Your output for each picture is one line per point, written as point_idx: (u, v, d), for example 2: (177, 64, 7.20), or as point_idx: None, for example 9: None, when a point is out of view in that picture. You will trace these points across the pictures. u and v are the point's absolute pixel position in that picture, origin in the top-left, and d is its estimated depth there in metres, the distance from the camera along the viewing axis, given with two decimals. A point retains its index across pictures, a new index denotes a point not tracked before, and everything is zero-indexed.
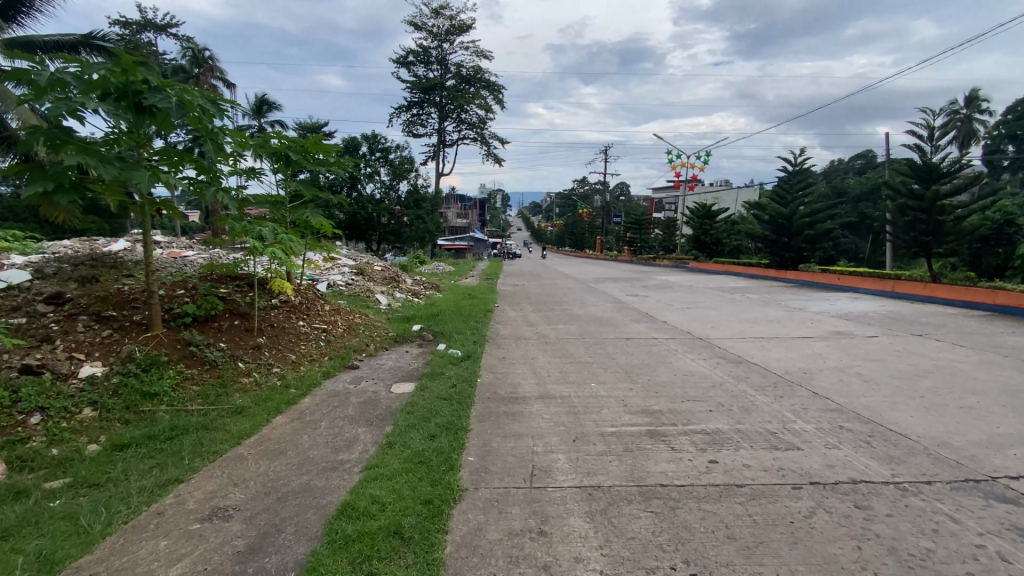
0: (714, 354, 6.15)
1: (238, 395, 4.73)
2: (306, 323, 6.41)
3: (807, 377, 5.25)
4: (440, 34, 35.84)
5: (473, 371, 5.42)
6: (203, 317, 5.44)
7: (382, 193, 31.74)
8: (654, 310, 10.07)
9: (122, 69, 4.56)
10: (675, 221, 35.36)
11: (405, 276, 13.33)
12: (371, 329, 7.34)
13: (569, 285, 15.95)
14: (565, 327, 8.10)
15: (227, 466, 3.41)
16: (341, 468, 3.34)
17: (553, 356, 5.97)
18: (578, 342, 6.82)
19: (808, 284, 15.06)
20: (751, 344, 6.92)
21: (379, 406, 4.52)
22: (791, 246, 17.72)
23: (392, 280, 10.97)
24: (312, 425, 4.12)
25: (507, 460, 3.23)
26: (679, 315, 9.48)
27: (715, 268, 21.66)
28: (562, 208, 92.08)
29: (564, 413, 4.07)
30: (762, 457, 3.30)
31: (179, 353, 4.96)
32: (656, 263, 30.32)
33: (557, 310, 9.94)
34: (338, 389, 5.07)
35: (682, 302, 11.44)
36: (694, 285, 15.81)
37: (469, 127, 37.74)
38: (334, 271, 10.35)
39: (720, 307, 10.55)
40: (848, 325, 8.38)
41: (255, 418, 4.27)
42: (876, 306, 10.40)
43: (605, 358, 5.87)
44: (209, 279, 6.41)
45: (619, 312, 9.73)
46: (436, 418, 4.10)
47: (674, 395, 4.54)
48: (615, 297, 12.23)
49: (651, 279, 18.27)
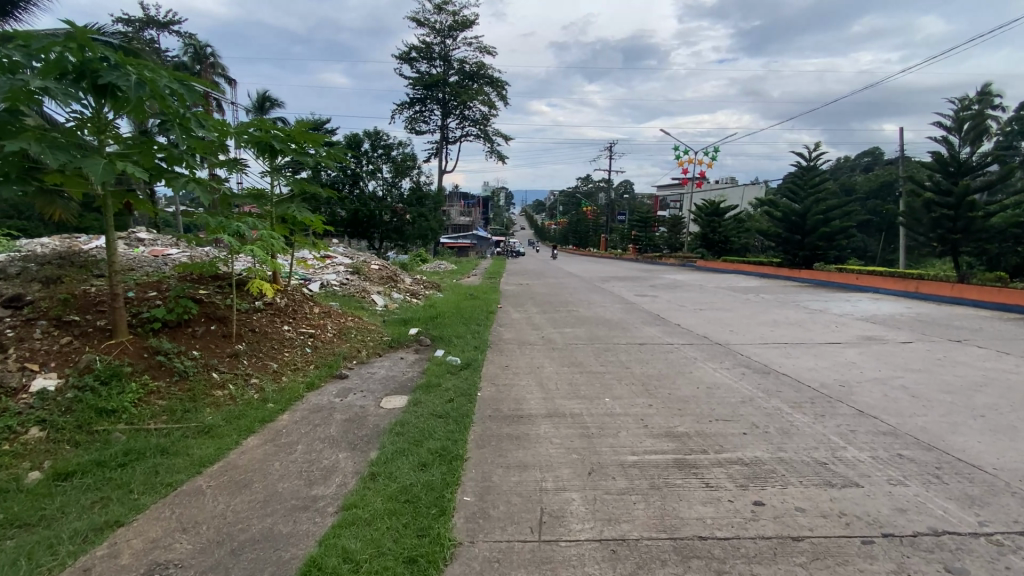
0: (738, 363, 5.61)
1: (208, 412, 4.20)
2: (291, 328, 5.88)
3: (846, 391, 4.71)
4: (443, 30, 35.28)
5: (472, 383, 4.87)
6: (175, 322, 4.91)
7: (384, 190, 31.24)
8: (666, 312, 9.50)
9: (78, 46, 3.92)
10: (682, 219, 34.74)
11: (405, 274, 12.79)
12: (363, 333, 6.81)
13: (575, 284, 15.41)
14: (572, 331, 7.57)
15: (180, 504, 2.89)
16: (313, 508, 2.81)
17: (561, 365, 5.44)
18: (587, 348, 6.29)
19: (824, 284, 14.45)
20: (777, 351, 6.37)
21: (366, 425, 4.00)
22: (804, 244, 17.07)
23: (390, 280, 10.44)
24: (287, 450, 3.59)
25: (510, 501, 2.69)
26: (693, 317, 8.91)
27: (725, 267, 21.05)
28: (566, 206, 91.36)
29: (576, 435, 3.53)
30: (816, 499, 2.76)
31: (145, 363, 4.42)
32: (662, 261, 29.67)
33: (563, 312, 9.40)
34: (322, 403, 4.54)
35: (694, 303, 10.88)
36: (705, 284, 15.23)
37: (473, 124, 37.18)
38: (328, 271, 9.82)
39: (736, 309, 9.97)
40: (878, 330, 7.80)
41: (223, 440, 3.74)
42: (903, 309, 9.80)
43: (619, 368, 5.33)
44: (187, 280, 5.88)
45: (629, 314, 9.18)
46: (429, 441, 3.56)
47: (701, 414, 3.99)
48: (623, 297, 11.66)
49: (659, 278, 17.69)
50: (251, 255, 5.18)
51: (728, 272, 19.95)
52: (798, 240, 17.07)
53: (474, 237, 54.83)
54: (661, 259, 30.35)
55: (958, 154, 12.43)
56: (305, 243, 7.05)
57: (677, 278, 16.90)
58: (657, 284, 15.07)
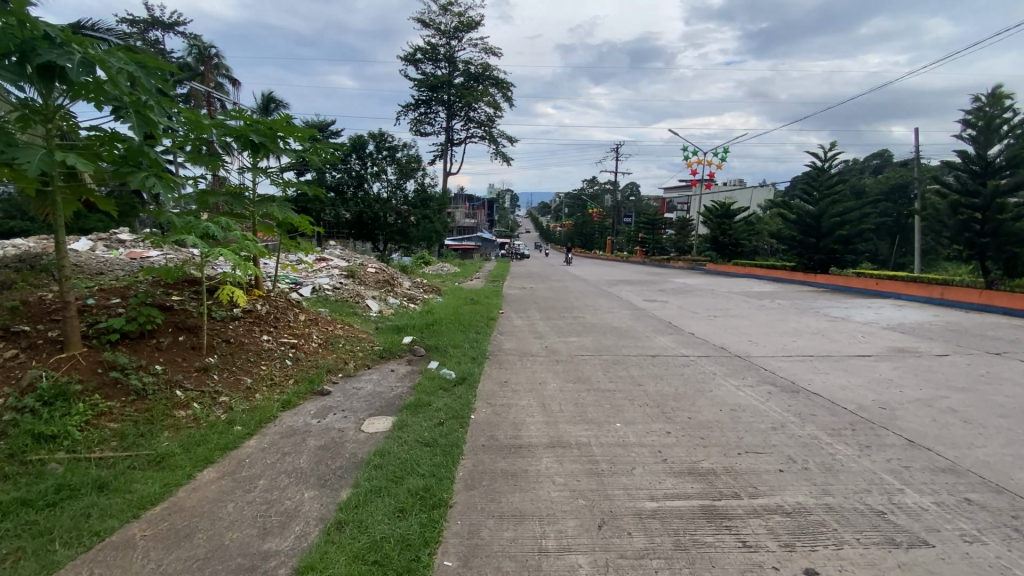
0: (762, 380, 5.06)
1: (165, 437, 3.71)
2: (270, 338, 5.39)
3: (889, 415, 4.16)
4: (448, 31, 34.90)
5: (466, 402, 4.34)
6: (137, 333, 4.44)
7: (387, 192, 30.88)
8: (678, 319, 8.94)
9: (19, 22, 3.46)
10: (690, 221, 34.12)
11: (404, 278, 12.31)
12: (352, 343, 6.29)
13: (581, 288, 14.87)
14: (578, 340, 7.05)
15: (102, 564, 2.39)
16: (262, 570, 2.31)
17: (565, 381, 4.91)
18: (595, 361, 5.75)
19: (842, 289, 13.83)
20: (803, 365, 5.80)
21: (342, 455, 3.50)
22: (820, 247, 16.42)
23: (386, 283, 9.94)
24: (245, 487, 3.08)
25: (502, 569, 2.17)
26: (708, 325, 8.35)
27: (736, 270, 20.43)
28: (572, 208, 90.69)
29: (584, 473, 3.00)
30: (881, 566, 2.23)
31: (97, 380, 3.94)
32: (670, 264, 29.06)
33: (569, 318, 8.86)
34: (296, 425, 4.04)
35: (706, 309, 10.31)
36: (716, 288, 14.66)
37: (477, 125, 36.75)
38: (321, 274, 9.36)
39: (752, 316, 9.39)
40: (908, 340, 7.21)
41: (174, 474, 3.24)
42: (931, 316, 9.20)
43: (630, 385, 4.80)
44: (158, 286, 5.42)
45: (638, 322, 8.63)
46: (411, 478, 3.04)
47: (727, 445, 3.46)
48: (631, 303, 11.09)
49: (668, 281, 17.15)
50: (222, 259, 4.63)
51: (739, 276, 19.32)
52: (813, 243, 16.43)
53: (479, 239, 54.30)
54: (669, 261, 29.70)
55: (986, 153, 11.97)
56: (291, 245, 6.53)
57: (687, 282, 16.31)
58: (666, 288, 14.52)
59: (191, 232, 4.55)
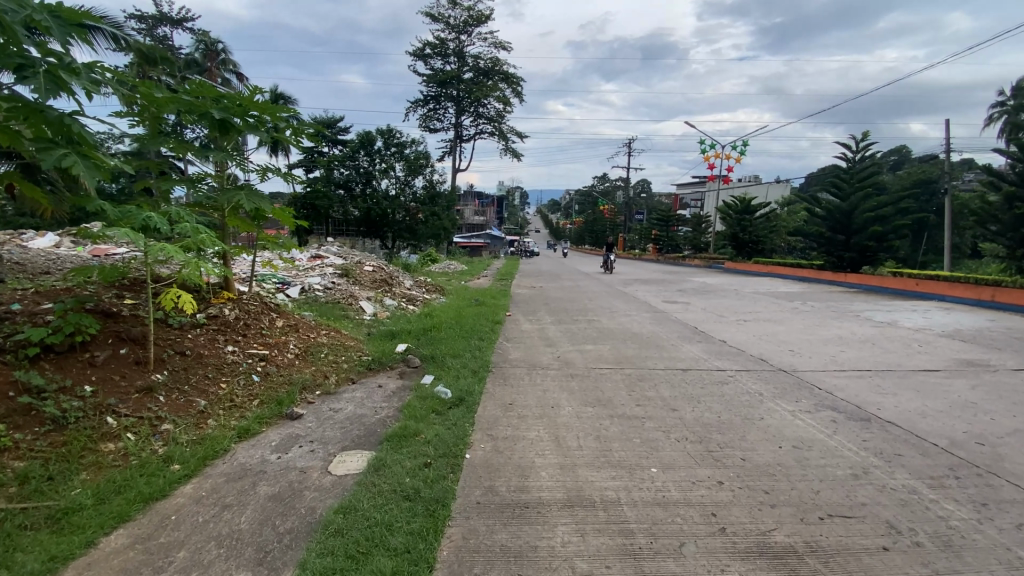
0: (821, 404, 4.19)
1: (80, 480, 2.95)
2: (236, 350, 4.62)
3: (997, 457, 3.27)
4: (457, 25, 34.07)
5: (461, 433, 3.53)
6: (65, 345, 3.71)
7: (396, 189, 30.51)
8: (705, 324, 8.05)
9: None
10: (706, 219, 33.07)
11: (405, 276, 11.53)
12: (337, 352, 5.48)
13: (595, 288, 14.01)
14: (594, 348, 6.21)
15: None
16: None
17: (582, 404, 4.08)
18: (617, 376, 4.91)
19: (876, 290, 12.82)
20: (864, 383, 4.90)
21: (296, 511, 2.70)
22: (850, 245, 15.37)
23: (384, 283, 9.13)
24: (156, 565, 2.29)
25: None
26: (739, 332, 7.47)
27: (757, 270, 19.44)
28: (583, 206, 89.48)
29: (616, 555, 2.18)
30: None
31: (6, 406, 3.18)
32: (685, 262, 28.07)
33: (582, 323, 8.02)
34: (248, 464, 3.25)
35: (733, 312, 9.42)
36: (739, 288, 13.72)
37: (487, 121, 35.95)
38: (312, 273, 8.61)
39: (787, 321, 8.48)
40: (975, 351, 6.27)
41: (70, 540, 2.46)
42: (989, 321, 8.22)
43: (662, 411, 3.95)
44: (109, 289, 4.71)
45: (661, 326, 7.77)
46: (377, 555, 2.22)
47: (801, 505, 2.61)
48: (650, 305, 10.21)
49: (687, 281, 16.20)
50: (170, 257, 3.82)
51: (761, 275, 18.33)
52: (843, 241, 15.39)
53: (489, 237, 53.61)
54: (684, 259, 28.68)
55: None
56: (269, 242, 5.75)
57: (707, 282, 15.40)
58: (686, 288, 13.59)
59: (132, 226, 3.75)
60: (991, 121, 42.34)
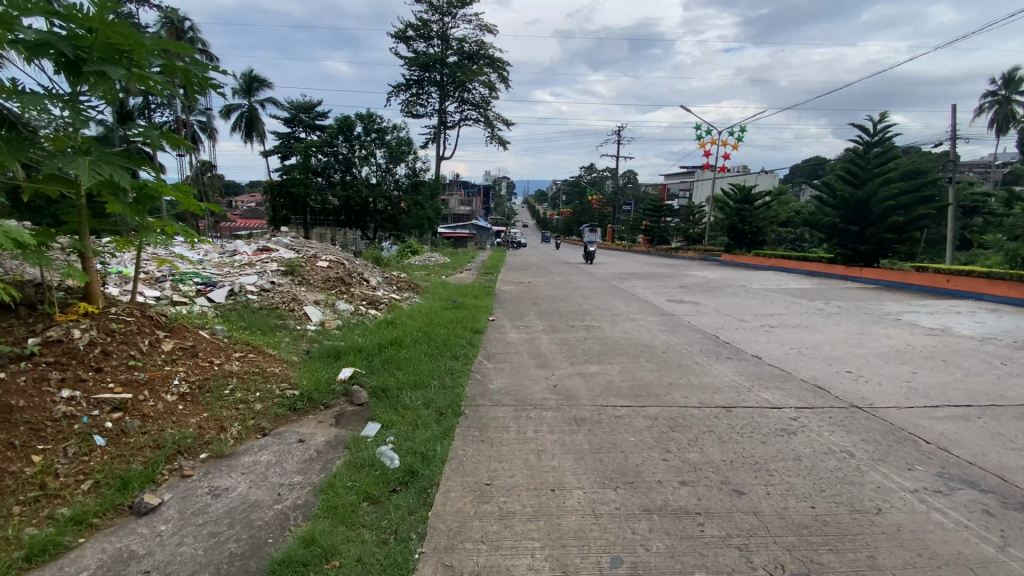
0: (946, 478, 2.83)
1: None
2: (79, 396, 3.09)
3: None
4: (441, 6, 32.14)
5: (401, 561, 2.07)
6: None
7: (378, 177, 29.10)
8: (728, 332, 6.68)
9: None
10: (699, 210, 31.94)
11: (374, 272, 10.00)
12: (250, 386, 3.96)
13: (589, 283, 12.59)
14: (599, 369, 4.82)
15: None
16: None
17: (599, 485, 2.64)
18: (642, 421, 3.50)
19: (900, 287, 11.59)
20: (977, 429, 3.55)
21: None
22: (864, 237, 14.16)
23: (341, 281, 7.54)
24: None
25: None
26: (772, 343, 6.12)
27: (760, 262, 18.21)
28: (570, 196, 88.10)
29: None
30: None
31: None
32: (678, 254, 26.86)
33: (580, 331, 6.61)
34: None
35: (753, 315, 8.08)
36: (748, 284, 12.41)
37: (473, 107, 34.20)
38: (249, 270, 7.00)
39: (822, 327, 7.15)
40: None
41: None
42: None
43: (722, 499, 2.53)
44: None
45: (677, 336, 6.37)
46: None
47: None
48: (656, 305, 8.81)
49: (688, 274, 14.89)
50: None
51: (764, 268, 17.12)
52: (857, 232, 14.18)
53: (475, 228, 51.91)
54: (677, 252, 27.46)
55: None
56: (158, 231, 4.21)
57: (710, 275, 14.14)
58: (689, 284, 12.29)
59: None
60: (980, 112, 41.94)
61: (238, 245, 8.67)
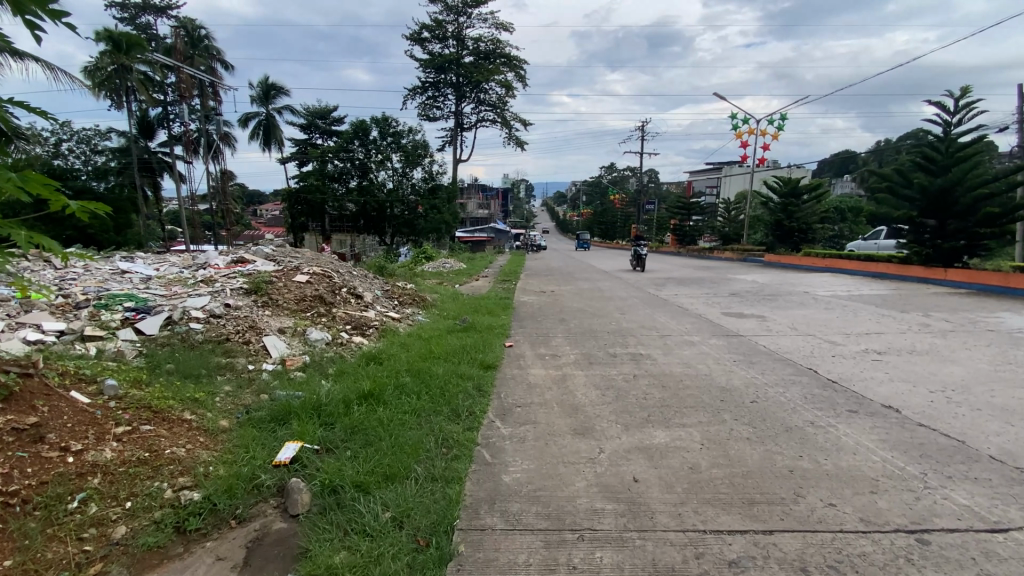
0: None
1: None
2: None
3: None
4: (456, 6, 30.81)
5: None
6: None
7: (393, 180, 27.90)
8: (825, 364, 4.96)
9: None
10: (733, 208, 29.82)
11: (375, 285, 8.57)
12: (117, 491, 2.46)
13: (623, 292, 10.95)
14: (668, 436, 3.20)
15: None
16: None
17: None
18: None
19: (1003, 292, 9.60)
20: None
21: None
22: (945, 231, 12.22)
23: (322, 299, 6.07)
24: None
25: None
26: (897, 382, 4.40)
27: (812, 263, 16.21)
28: (591, 196, 85.97)
29: None
30: None
31: None
32: (713, 254, 24.87)
33: (626, 363, 5.02)
34: None
35: (844, 335, 6.29)
36: (811, 290, 10.61)
37: (490, 108, 32.79)
38: (204, 289, 5.58)
39: (947, 354, 5.34)
40: None
41: None
42: None
43: None
44: None
45: (760, 371, 4.67)
46: None
47: None
48: (713, 322, 7.08)
49: (735, 279, 13.07)
50: None
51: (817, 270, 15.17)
52: (935, 226, 12.28)
53: (494, 229, 50.58)
54: (712, 252, 25.45)
55: None
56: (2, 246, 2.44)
57: (760, 280, 12.33)
58: (742, 292, 10.54)
59: None
60: None
61: (209, 257, 7.29)
